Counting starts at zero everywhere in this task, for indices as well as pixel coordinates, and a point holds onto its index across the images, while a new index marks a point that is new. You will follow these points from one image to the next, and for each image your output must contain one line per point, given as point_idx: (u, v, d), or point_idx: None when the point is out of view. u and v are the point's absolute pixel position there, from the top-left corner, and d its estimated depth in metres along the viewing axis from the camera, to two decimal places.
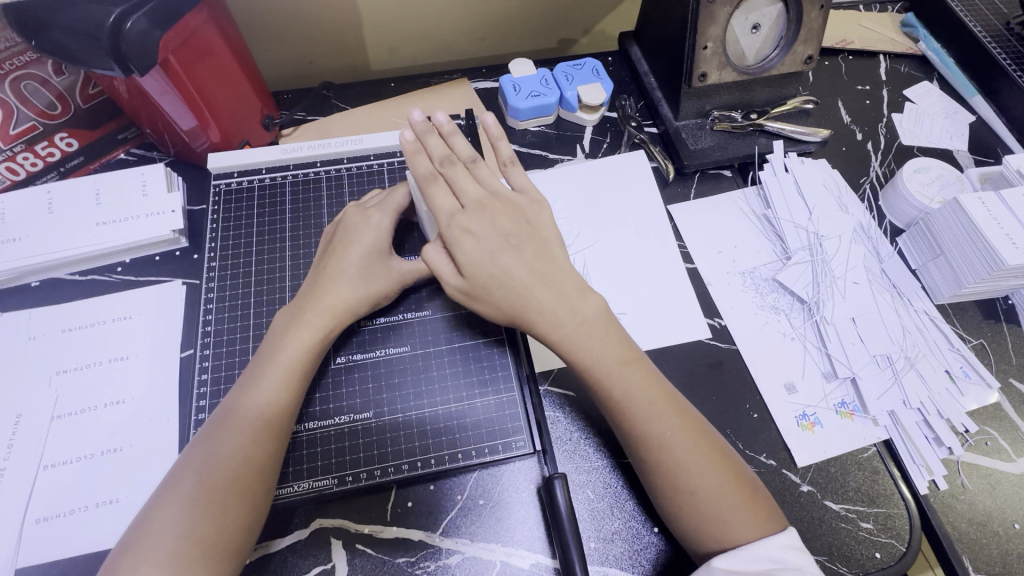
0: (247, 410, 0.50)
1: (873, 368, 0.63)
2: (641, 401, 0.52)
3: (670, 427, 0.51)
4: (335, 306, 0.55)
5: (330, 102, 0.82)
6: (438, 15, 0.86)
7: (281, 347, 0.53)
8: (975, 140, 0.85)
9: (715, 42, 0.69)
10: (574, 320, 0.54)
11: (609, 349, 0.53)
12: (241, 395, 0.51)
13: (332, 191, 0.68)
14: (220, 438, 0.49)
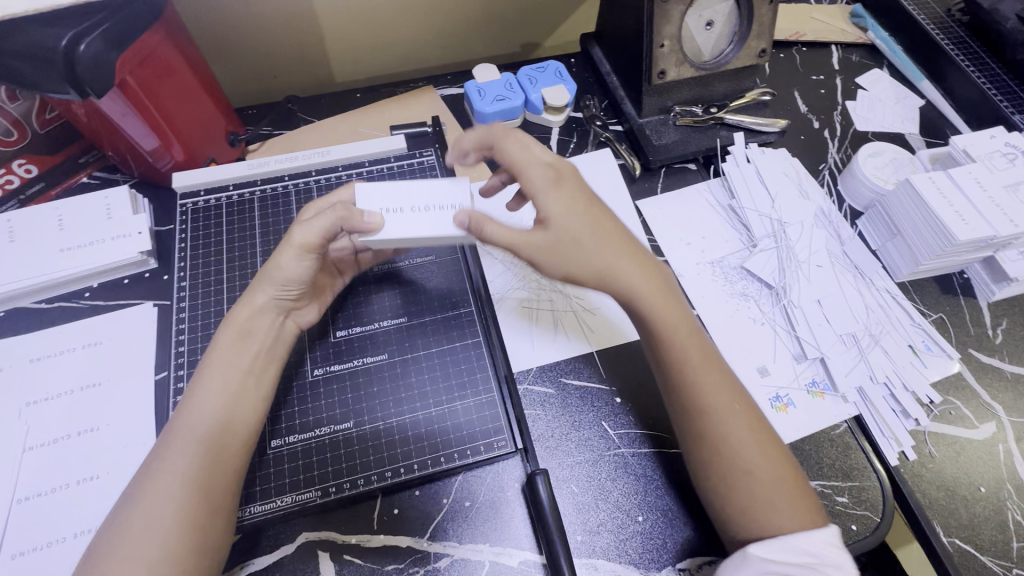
0: (191, 438, 0.49)
1: (843, 348, 0.65)
2: (710, 389, 0.54)
3: (733, 419, 0.53)
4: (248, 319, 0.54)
5: (296, 114, 0.81)
6: (400, 25, 0.87)
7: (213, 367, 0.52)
8: (925, 123, 0.88)
9: (672, 40, 0.71)
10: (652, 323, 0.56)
11: (682, 338, 0.55)
12: (179, 424, 0.50)
13: (302, 203, 0.67)
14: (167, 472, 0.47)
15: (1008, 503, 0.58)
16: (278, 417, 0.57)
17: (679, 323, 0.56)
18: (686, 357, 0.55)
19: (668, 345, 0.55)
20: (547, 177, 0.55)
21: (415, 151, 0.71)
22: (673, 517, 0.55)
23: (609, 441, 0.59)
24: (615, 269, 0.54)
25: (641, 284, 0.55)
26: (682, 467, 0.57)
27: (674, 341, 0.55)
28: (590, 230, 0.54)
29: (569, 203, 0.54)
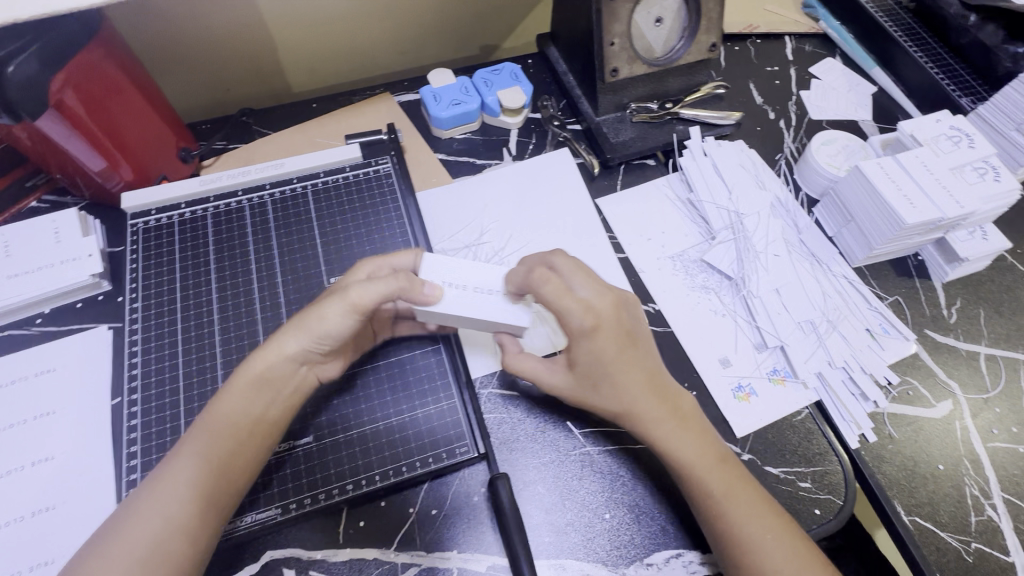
0: (187, 479, 0.48)
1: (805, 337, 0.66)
2: (740, 514, 0.51)
3: (769, 536, 0.50)
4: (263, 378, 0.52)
5: (251, 128, 0.81)
6: (354, 32, 0.87)
7: (225, 409, 0.50)
8: (878, 109, 0.90)
9: (622, 38, 0.72)
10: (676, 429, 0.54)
11: (711, 461, 0.53)
12: (178, 464, 0.48)
13: (256, 216, 0.65)
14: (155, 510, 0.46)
15: (966, 479, 0.60)
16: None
17: (700, 447, 0.53)
18: (713, 485, 0.52)
19: (691, 473, 0.52)
20: (581, 326, 0.53)
21: (371, 159, 0.71)
22: (641, 514, 0.56)
23: (574, 440, 0.59)
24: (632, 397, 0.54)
25: (664, 417, 0.54)
26: (649, 465, 0.58)
27: (695, 467, 0.52)
28: (615, 366, 0.54)
29: (607, 343, 0.53)
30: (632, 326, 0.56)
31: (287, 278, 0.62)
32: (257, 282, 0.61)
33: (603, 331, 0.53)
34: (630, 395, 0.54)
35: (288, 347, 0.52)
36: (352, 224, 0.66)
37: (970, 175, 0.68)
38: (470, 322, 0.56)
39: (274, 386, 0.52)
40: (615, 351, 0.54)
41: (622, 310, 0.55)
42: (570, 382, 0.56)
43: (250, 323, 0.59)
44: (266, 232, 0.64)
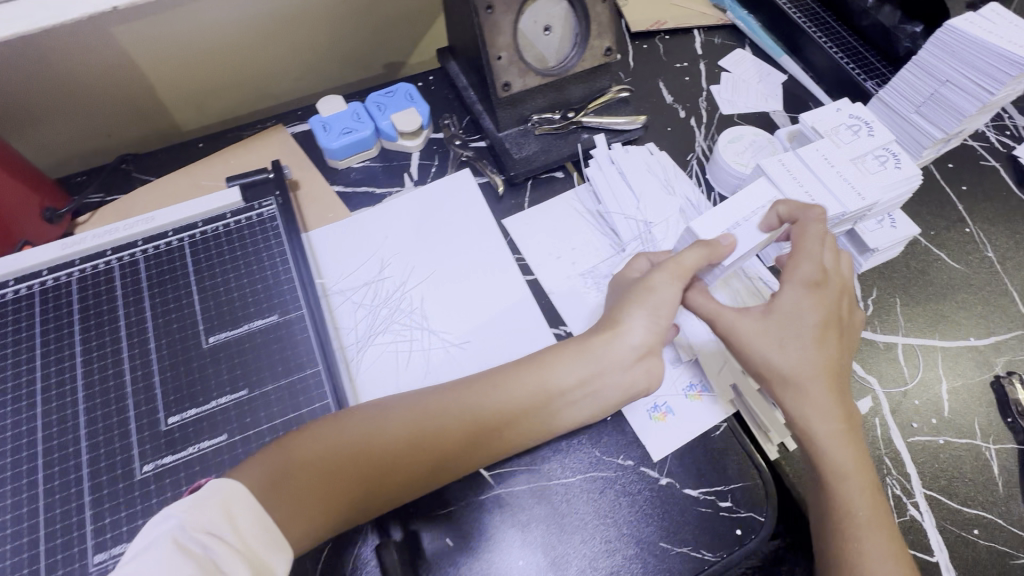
0: (411, 441, 0.53)
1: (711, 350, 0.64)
2: (871, 533, 0.50)
3: (883, 560, 0.49)
4: (543, 360, 0.58)
5: (132, 175, 0.76)
6: (237, 63, 0.82)
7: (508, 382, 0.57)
8: (788, 98, 0.88)
9: (508, 51, 0.69)
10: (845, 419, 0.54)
11: (867, 480, 0.52)
12: (403, 426, 0.53)
13: (126, 277, 0.60)
14: (365, 469, 0.51)
15: (888, 479, 0.58)
16: (102, 529, 0.48)
17: (863, 469, 0.53)
18: (861, 510, 0.51)
19: (842, 479, 0.52)
20: (811, 277, 0.55)
21: (253, 202, 0.66)
22: (558, 555, 0.54)
23: (486, 484, 0.57)
24: (813, 372, 0.54)
25: (833, 407, 0.53)
26: (561, 503, 0.56)
27: (846, 470, 0.52)
28: (803, 344, 0.54)
29: (814, 304, 0.55)
30: (843, 316, 0.57)
31: (161, 340, 0.57)
32: (126, 349, 0.56)
33: (818, 297, 0.55)
34: (807, 359, 0.54)
35: (626, 322, 0.58)
36: (233, 275, 0.61)
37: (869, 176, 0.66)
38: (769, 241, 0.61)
39: (603, 361, 0.57)
40: (817, 322, 0.54)
41: (842, 305, 0.57)
42: (754, 332, 0.56)
43: (119, 397, 0.54)
44: (137, 293, 0.59)
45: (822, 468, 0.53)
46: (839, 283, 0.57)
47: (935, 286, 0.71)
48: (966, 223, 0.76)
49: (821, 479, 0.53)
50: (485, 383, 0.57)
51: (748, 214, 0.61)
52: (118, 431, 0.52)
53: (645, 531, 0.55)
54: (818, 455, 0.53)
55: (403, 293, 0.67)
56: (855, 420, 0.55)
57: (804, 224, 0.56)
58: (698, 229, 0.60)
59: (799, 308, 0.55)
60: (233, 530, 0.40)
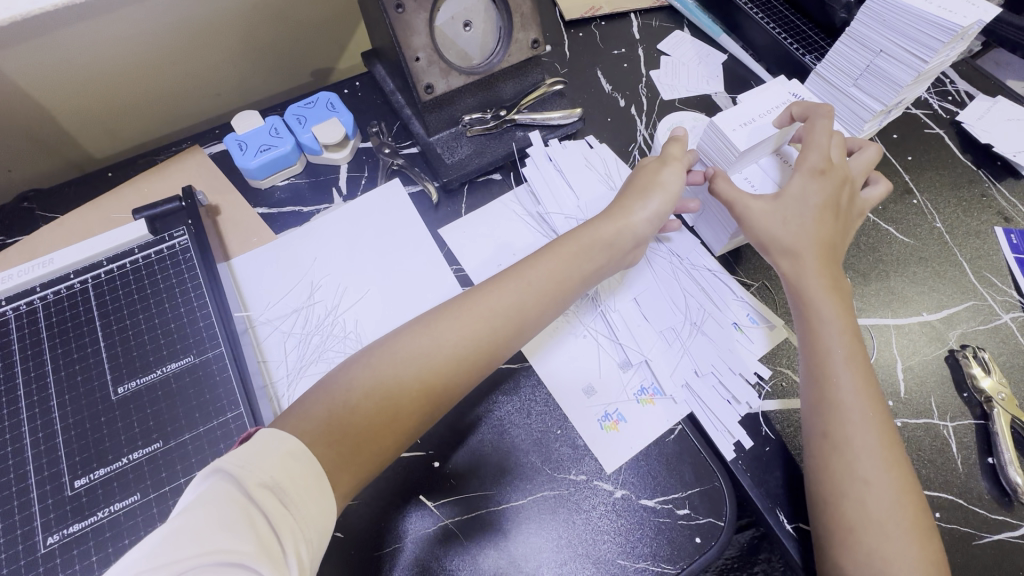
0: (444, 343, 0.51)
1: (655, 314, 0.63)
2: (844, 369, 0.53)
3: (854, 393, 0.52)
4: (578, 249, 0.58)
5: (35, 214, 0.70)
6: (144, 84, 0.76)
7: (545, 265, 0.57)
8: (729, 78, 0.86)
9: (426, 51, 0.65)
10: (833, 291, 0.57)
11: (854, 352, 0.54)
12: (432, 332, 0.52)
13: (25, 329, 0.56)
14: (389, 368, 0.50)
15: None
16: None
17: (845, 322, 0.55)
18: (845, 378, 0.53)
19: (823, 327, 0.55)
20: (818, 165, 0.57)
21: (164, 234, 0.61)
22: None
23: (433, 517, 0.54)
24: (801, 244, 0.57)
25: (819, 275, 0.57)
26: (510, 529, 0.54)
27: (829, 318, 0.55)
28: (801, 215, 0.58)
29: (820, 188, 0.57)
30: (843, 206, 0.59)
31: (64, 396, 0.53)
32: (26, 410, 0.52)
33: (824, 182, 0.58)
34: (804, 231, 0.58)
35: (640, 211, 0.59)
36: (143, 316, 0.57)
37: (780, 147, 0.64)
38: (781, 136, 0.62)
39: (617, 244, 0.59)
40: (819, 203, 0.57)
41: (846, 192, 0.59)
42: (764, 209, 0.58)
43: (19, 464, 0.50)
44: (38, 347, 0.55)
45: (812, 333, 0.56)
46: (843, 172, 0.59)
47: (885, 263, 0.69)
48: (913, 194, 0.74)
49: (805, 327, 0.56)
50: (518, 271, 0.57)
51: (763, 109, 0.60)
52: (17, 503, 0.48)
53: (602, 549, 0.53)
54: (810, 307, 0.56)
55: (336, 316, 0.64)
56: (845, 298, 0.57)
57: (812, 122, 0.58)
58: (732, 137, 0.57)
59: (807, 188, 0.58)
60: (285, 485, 0.39)
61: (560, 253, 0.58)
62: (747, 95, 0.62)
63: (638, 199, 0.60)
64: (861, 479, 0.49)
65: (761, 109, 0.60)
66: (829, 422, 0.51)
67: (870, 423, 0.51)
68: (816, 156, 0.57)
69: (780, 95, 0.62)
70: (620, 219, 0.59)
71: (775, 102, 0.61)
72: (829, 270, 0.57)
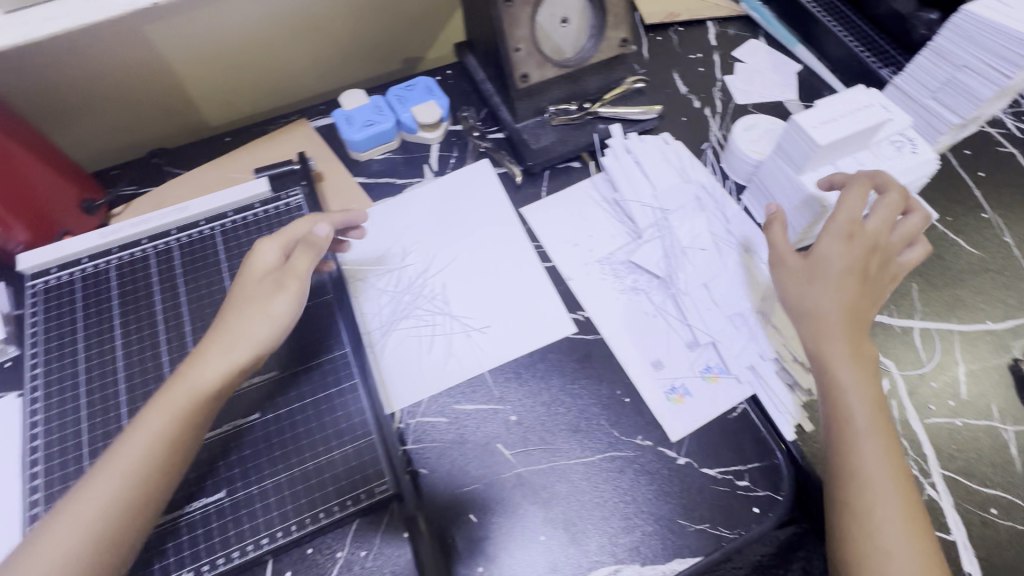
0: (145, 437, 0.49)
1: (487, 314, 0.67)
2: (864, 441, 0.54)
3: (879, 462, 0.53)
4: (245, 340, 0.53)
5: (163, 168, 0.78)
6: (261, 61, 0.84)
7: (194, 372, 0.52)
8: (803, 87, 0.89)
9: (527, 43, 0.70)
10: (858, 359, 0.57)
11: (874, 418, 0.54)
12: (158, 413, 0.50)
13: (162, 264, 0.63)
14: (109, 468, 0.47)
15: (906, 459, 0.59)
16: None
17: (868, 389, 0.56)
18: (869, 450, 0.53)
19: (844, 394, 0.56)
20: (845, 228, 0.59)
21: (281, 192, 0.69)
22: (576, 533, 0.55)
23: (506, 463, 0.58)
24: (826, 312, 0.58)
25: (841, 343, 0.57)
26: (579, 481, 0.57)
27: (850, 386, 0.56)
28: (824, 289, 0.58)
29: (847, 252, 0.59)
30: (870, 267, 0.59)
31: (196, 324, 0.60)
32: (163, 333, 0.59)
33: (851, 246, 0.59)
34: (831, 295, 0.58)
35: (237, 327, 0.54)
36: None
37: (863, 151, 0.66)
38: (865, 138, 0.64)
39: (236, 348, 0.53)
40: (845, 266, 0.58)
41: (874, 257, 0.59)
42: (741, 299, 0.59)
43: (157, 378, 0.56)
44: (174, 281, 0.62)
45: (835, 402, 0.56)
46: (874, 237, 0.59)
47: (952, 272, 0.71)
48: (984, 209, 0.76)
49: (828, 396, 0.57)
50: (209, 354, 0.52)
51: (845, 112, 0.63)
52: None
53: (665, 508, 0.56)
54: (832, 377, 0.57)
55: (426, 278, 0.69)
56: (870, 364, 0.57)
57: (846, 189, 0.60)
58: (812, 135, 0.61)
59: (836, 250, 0.59)
60: None
61: (226, 356, 0.52)
62: (830, 98, 0.65)
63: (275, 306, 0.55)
64: (884, 551, 0.50)
65: (844, 112, 0.63)
66: (850, 495, 0.52)
67: (894, 493, 0.52)
68: (846, 215, 0.59)
69: (866, 98, 0.64)
70: (235, 334, 0.53)
71: (861, 105, 0.64)
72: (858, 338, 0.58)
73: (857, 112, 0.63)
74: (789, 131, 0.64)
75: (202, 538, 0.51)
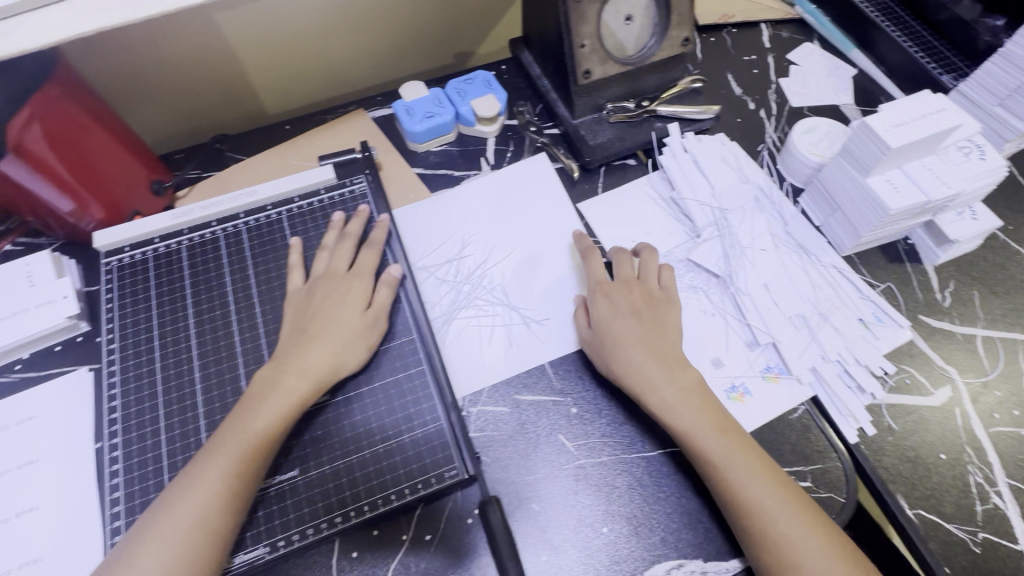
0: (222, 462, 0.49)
1: (537, 302, 0.68)
2: (753, 481, 0.53)
3: (776, 502, 0.52)
4: (312, 378, 0.54)
5: (225, 154, 0.80)
6: (320, 52, 0.86)
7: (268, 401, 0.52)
8: (859, 91, 0.88)
9: (592, 39, 0.70)
10: (670, 413, 0.57)
11: (736, 454, 0.54)
12: (233, 436, 0.51)
13: (231, 246, 0.65)
14: (189, 491, 0.49)
15: (970, 467, 0.58)
16: None
17: (728, 431, 0.56)
18: (767, 495, 0.52)
19: (707, 442, 0.55)
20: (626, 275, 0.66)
21: (345, 179, 0.70)
22: (639, 526, 0.55)
23: (566, 454, 0.58)
24: (643, 367, 0.59)
25: (680, 392, 0.57)
26: (642, 476, 0.57)
27: (708, 434, 0.55)
28: (623, 329, 0.61)
29: (623, 298, 0.64)
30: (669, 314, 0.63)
31: (265, 305, 0.61)
32: (235, 313, 0.61)
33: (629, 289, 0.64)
34: (630, 350, 0.60)
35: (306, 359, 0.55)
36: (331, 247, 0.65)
37: (930, 157, 0.66)
38: (934, 143, 0.64)
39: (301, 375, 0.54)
40: (633, 309, 0.63)
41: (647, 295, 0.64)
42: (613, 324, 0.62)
43: (230, 356, 0.58)
44: (244, 263, 0.64)
45: (698, 451, 0.55)
46: (642, 288, 0.65)
47: (1015, 281, 0.70)
48: None
49: (694, 450, 0.55)
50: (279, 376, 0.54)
51: (915, 117, 0.63)
52: (230, 389, 0.56)
53: None
54: (686, 427, 0.56)
55: (485, 269, 0.70)
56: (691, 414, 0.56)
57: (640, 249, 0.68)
58: (884, 137, 0.61)
59: (607, 306, 0.63)
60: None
61: (286, 395, 0.53)
62: (898, 102, 0.65)
63: (334, 336, 0.57)
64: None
65: (914, 116, 0.63)
66: (768, 538, 0.51)
67: (812, 529, 0.51)
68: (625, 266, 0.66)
69: (936, 104, 0.64)
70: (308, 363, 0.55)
71: (931, 109, 0.63)
72: (680, 391, 0.58)
73: (927, 117, 0.63)
74: (856, 134, 0.64)
75: (276, 516, 0.52)
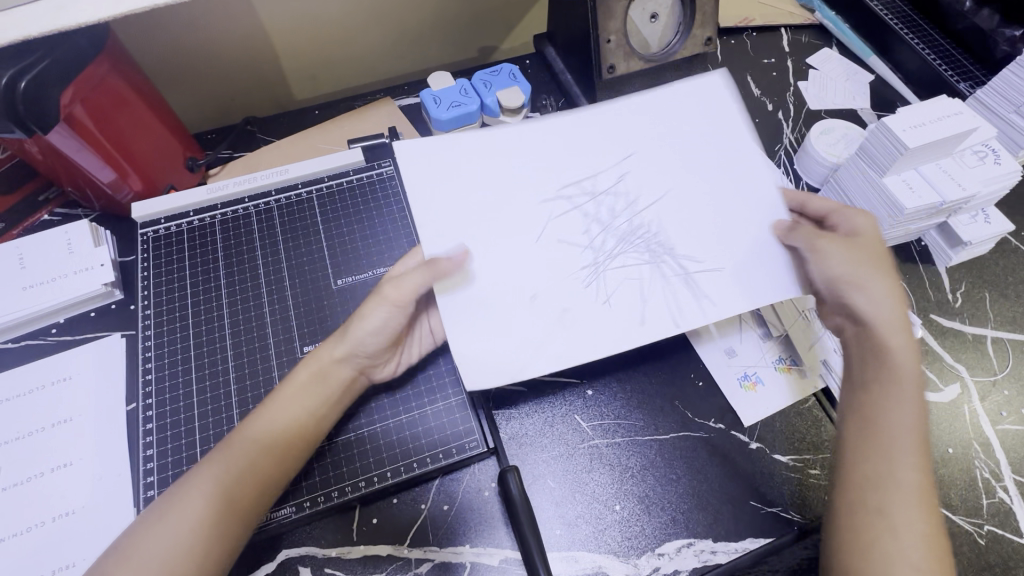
0: (256, 437, 0.51)
1: (706, 250, 0.55)
2: (904, 458, 0.48)
3: (912, 495, 0.47)
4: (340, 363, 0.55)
5: (256, 136, 0.82)
6: (351, 40, 0.88)
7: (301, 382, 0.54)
8: (877, 96, 0.89)
9: (617, 35, 0.72)
10: (881, 373, 0.51)
11: (912, 440, 0.49)
12: (266, 416, 0.52)
13: (263, 222, 0.68)
14: (219, 463, 0.50)
15: (977, 462, 0.60)
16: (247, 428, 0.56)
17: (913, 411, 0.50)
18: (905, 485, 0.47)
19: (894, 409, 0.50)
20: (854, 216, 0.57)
21: (374, 162, 0.72)
22: (650, 505, 0.57)
23: (581, 433, 0.60)
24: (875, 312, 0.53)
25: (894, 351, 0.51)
26: (655, 458, 0.59)
27: (904, 404, 0.50)
28: (875, 284, 0.53)
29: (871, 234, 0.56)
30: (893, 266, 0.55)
31: (294, 280, 0.64)
32: (265, 286, 0.64)
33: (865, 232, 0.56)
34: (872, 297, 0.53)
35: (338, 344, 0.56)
36: (357, 227, 0.68)
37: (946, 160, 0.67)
38: (949, 145, 0.65)
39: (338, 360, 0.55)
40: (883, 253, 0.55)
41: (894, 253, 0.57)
42: (820, 266, 0.53)
43: (260, 327, 0.61)
44: (274, 239, 0.66)
45: (874, 416, 0.50)
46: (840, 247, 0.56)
47: None
48: None
49: (863, 412, 0.51)
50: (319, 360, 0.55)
51: (931, 119, 0.65)
52: (260, 357, 0.60)
53: (734, 489, 0.58)
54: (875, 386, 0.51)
55: None
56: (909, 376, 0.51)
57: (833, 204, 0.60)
58: (902, 138, 0.62)
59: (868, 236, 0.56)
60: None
61: (319, 380, 0.54)
62: (914, 106, 0.67)
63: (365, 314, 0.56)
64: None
65: (930, 119, 0.65)
66: (881, 520, 0.46)
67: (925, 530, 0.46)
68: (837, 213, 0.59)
69: (951, 108, 0.66)
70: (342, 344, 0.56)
71: (947, 113, 0.65)
72: (906, 350, 0.52)
73: (942, 120, 0.65)
74: (873, 134, 0.66)
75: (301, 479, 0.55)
